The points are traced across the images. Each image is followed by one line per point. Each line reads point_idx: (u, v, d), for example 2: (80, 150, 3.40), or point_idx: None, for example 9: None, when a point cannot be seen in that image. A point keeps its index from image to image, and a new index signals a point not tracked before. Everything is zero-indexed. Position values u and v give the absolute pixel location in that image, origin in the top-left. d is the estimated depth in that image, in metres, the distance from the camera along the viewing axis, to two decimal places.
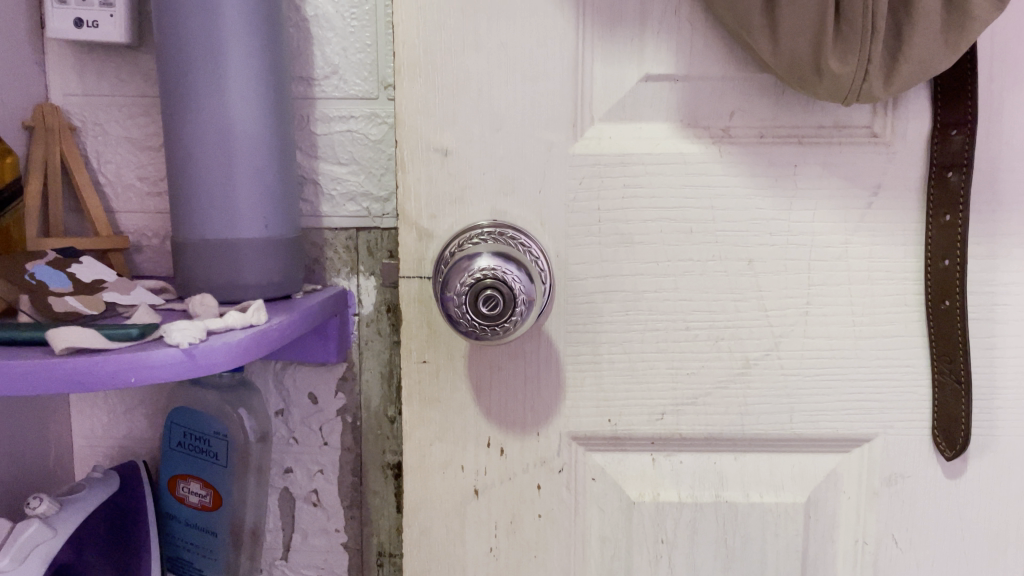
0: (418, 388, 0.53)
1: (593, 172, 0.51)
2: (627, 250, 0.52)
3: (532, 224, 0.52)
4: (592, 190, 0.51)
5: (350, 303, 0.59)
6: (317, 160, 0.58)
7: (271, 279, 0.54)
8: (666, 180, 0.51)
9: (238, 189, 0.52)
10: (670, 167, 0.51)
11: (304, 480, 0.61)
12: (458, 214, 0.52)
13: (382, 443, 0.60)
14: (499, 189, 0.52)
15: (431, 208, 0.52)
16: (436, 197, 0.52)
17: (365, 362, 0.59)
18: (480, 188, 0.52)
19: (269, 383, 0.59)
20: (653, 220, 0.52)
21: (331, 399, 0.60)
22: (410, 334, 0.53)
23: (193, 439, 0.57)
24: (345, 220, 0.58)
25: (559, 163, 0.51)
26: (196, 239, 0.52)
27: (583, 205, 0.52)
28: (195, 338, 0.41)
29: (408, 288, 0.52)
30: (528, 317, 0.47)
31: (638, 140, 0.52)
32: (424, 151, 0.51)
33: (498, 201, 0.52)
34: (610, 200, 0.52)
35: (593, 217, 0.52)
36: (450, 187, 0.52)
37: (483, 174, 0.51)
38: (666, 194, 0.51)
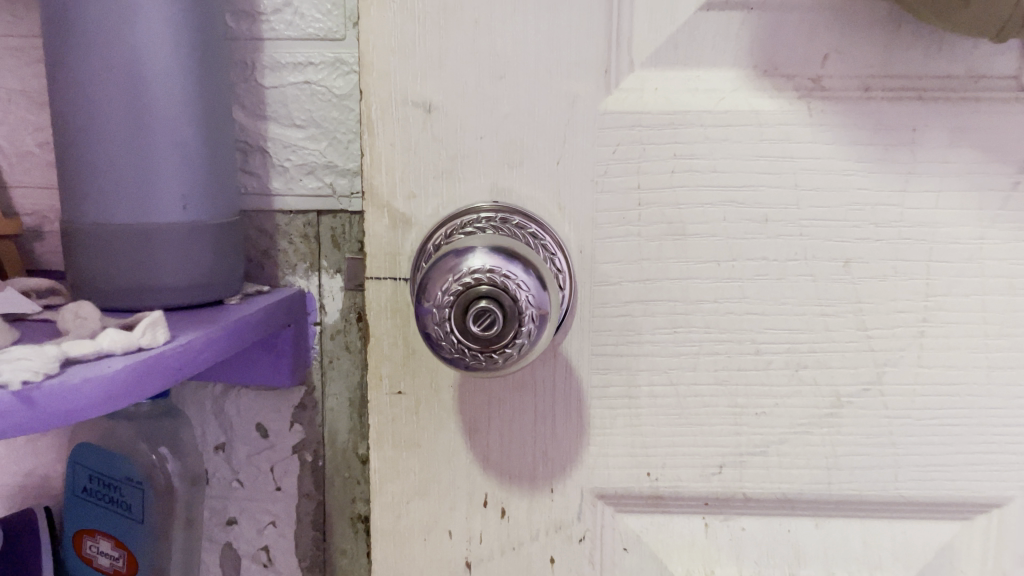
0: (390, 430, 0.40)
1: (630, 137, 0.37)
2: (676, 245, 0.38)
3: (545, 209, 0.38)
4: (629, 162, 0.37)
5: (309, 309, 0.45)
6: (265, 121, 0.44)
7: (195, 279, 0.40)
8: (733, 149, 0.37)
9: (148, 156, 0.38)
10: (740, 131, 0.37)
11: (252, 534, 0.48)
12: (445, 193, 0.38)
13: (351, 491, 0.47)
14: (501, 159, 0.37)
15: (409, 185, 0.38)
16: (417, 169, 0.38)
17: (328, 387, 0.46)
18: (478, 159, 0.38)
19: (205, 411, 0.46)
20: (714, 204, 0.37)
21: (285, 432, 0.46)
22: (378, 355, 0.39)
23: (101, 485, 0.44)
24: (303, 201, 0.45)
25: (584, 123, 0.37)
26: (91, 223, 0.39)
27: (617, 183, 0.37)
28: (36, 373, 0.27)
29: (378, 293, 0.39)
30: (538, 340, 0.34)
31: (695, 94, 0.37)
32: (399, 107, 0.37)
33: (501, 176, 0.38)
34: (655, 175, 0.37)
35: (631, 198, 0.37)
36: (435, 157, 0.38)
37: (480, 137, 0.37)
38: (732, 169, 0.37)
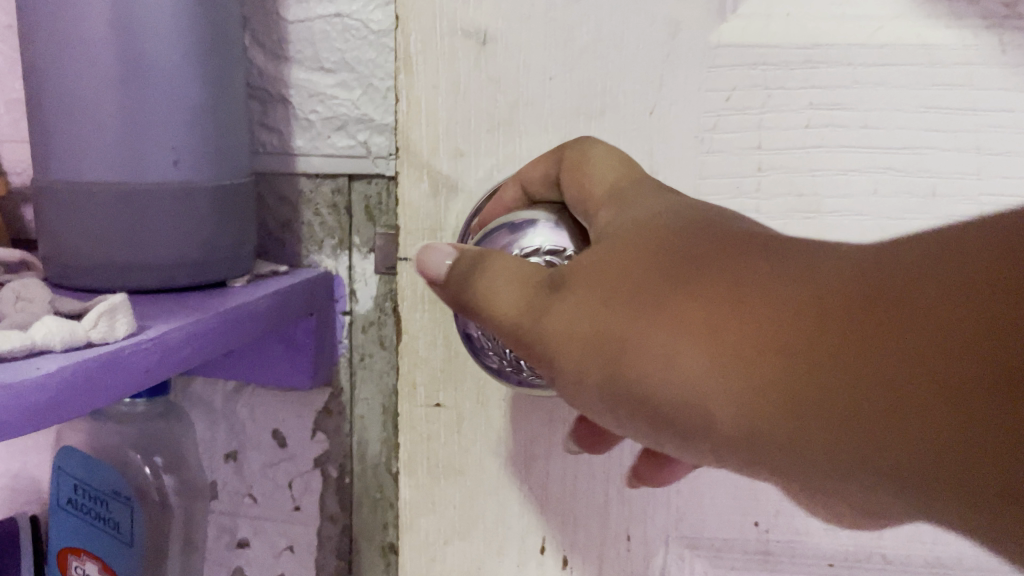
0: (423, 453, 0.32)
1: (749, 79, 0.27)
2: (807, 227, 0.28)
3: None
4: (747, 114, 0.28)
5: (335, 295, 0.37)
6: (288, 65, 0.36)
7: (190, 256, 0.32)
8: (894, 96, 0.27)
9: (128, 98, 0.30)
10: (905, 72, 0.27)
11: (266, 560, 0.40)
12: (501, 152, 0.29)
13: (382, 515, 0.39)
14: (577, 107, 0.28)
15: (455, 140, 0.29)
16: (467, 120, 0.29)
17: (358, 390, 0.38)
18: (548, 106, 0.29)
19: (215, 414, 0.39)
20: (861, 170, 0.27)
21: (306, 442, 0.39)
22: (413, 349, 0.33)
23: (86, 497, 0.36)
24: (331, 163, 0.36)
25: (691, 60, 0.28)
26: (65, 180, 0.31)
27: (730, 140, 0.28)
28: None
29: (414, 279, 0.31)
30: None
31: (842, 22, 0.27)
32: (445, 38, 0.28)
33: (574, 130, 0.29)
34: (781, 132, 0.28)
35: (747, 161, 0.28)
36: (490, 105, 0.29)
37: (549, 78, 0.28)
38: (890, 125, 0.27)
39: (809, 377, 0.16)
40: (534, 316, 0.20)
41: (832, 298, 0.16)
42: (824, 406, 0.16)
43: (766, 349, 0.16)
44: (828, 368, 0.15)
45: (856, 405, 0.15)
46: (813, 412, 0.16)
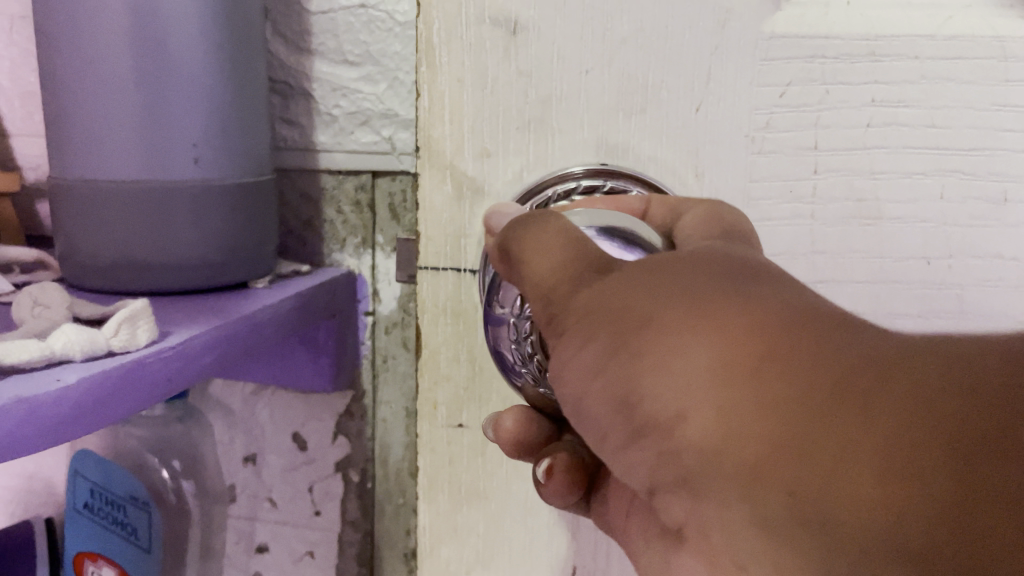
0: (447, 472, 0.31)
1: (808, 72, 0.25)
2: (868, 235, 0.26)
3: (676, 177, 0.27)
4: (804, 112, 0.26)
5: (358, 296, 0.36)
6: (310, 58, 0.35)
7: (210, 256, 0.31)
8: (964, 93, 0.25)
9: (145, 93, 0.29)
10: (965, 65, 0.25)
11: (286, 566, 0.39)
12: (531, 153, 0.28)
13: (404, 521, 0.38)
14: (615, 104, 0.27)
15: (481, 139, 0.28)
16: (494, 115, 0.28)
17: (381, 393, 0.37)
18: (583, 99, 0.27)
19: (233, 416, 0.37)
20: (928, 173, 0.26)
21: (326, 446, 0.38)
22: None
23: (103, 501, 0.36)
24: (354, 159, 0.35)
25: (740, 60, 0.26)
26: (82, 178, 0.30)
27: (784, 139, 0.26)
28: None
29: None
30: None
31: (907, 11, 0.25)
32: (473, 28, 0.27)
33: (614, 128, 0.27)
34: (842, 130, 0.26)
35: (804, 162, 0.26)
36: (520, 101, 0.27)
37: (586, 71, 0.27)
38: (959, 124, 0.25)
39: (830, 448, 0.14)
40: (556, 294, 0.18)
41: (917, 375, 0.14)
42: (834, 481, 0.14)
43: (835, 380, 0.14)
44: (906, 413, 0.13)
45: (872, 495, 0.14)
46: (821, 482, 0.14)
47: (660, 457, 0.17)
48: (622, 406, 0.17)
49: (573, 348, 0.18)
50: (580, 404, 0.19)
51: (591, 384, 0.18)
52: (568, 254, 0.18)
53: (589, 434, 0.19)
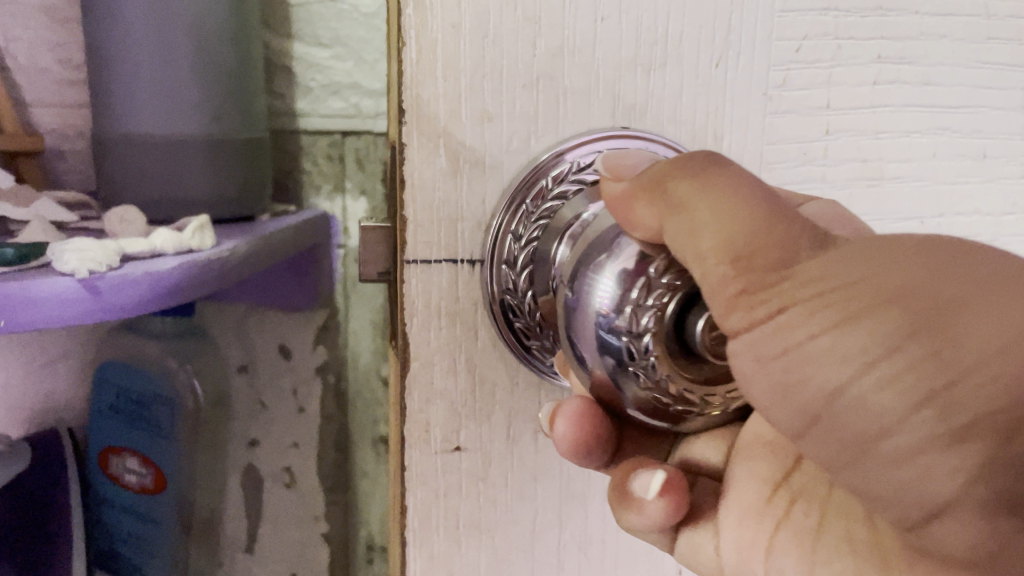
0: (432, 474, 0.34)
1: (821, 26, 0.32)
2: (869, 190, 0.34)
3: (698, 135, 0.33)
4: (816, 68, 0.32)
5: (333, 232, 0.45)
6: (290, 40, 0.43)
7: (225, 195, 0.40)
8: (949, 49, 0.34)
9: (180, 67, 0.38)
10: (955, 24, 0.33)
11: (274, 456, 0.48)
12: (540, 116, 0.31)
13: (373, 412, 0.48)
14: (635, 59, 0.31)
15: (483, 103, 0.30)
16: (500, 72, 0.30)
17: (352, 310, 0.47)
18: (597, 52, 0.31)
19: (231, 332, 0.46)
20: (908, 131, 0.34)
21: (308, 353, 0.47)
22: (423, 358, 0.32)
23: (128, 402, 0.43)
24: (328, 121, 0.44)
25: (753, 28, 0.32)
26: (122, 134, 0.38)
27: (795, 97, 0.33)
28: (102, 263, 0.28)
29: (429, 286, 0.31)
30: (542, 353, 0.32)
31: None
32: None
33: (631, 85, 0.31)
34: (851, 90, 0.33)
35: (816, 121, 0.33)
36: (527, 53, 0.30)
37: (602, 20, 0.30)
38: (941, 81, 0.34)
39: None
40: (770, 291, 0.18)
41: None
42: None
43: None
44: None
45: None
46: None
47: (970, 457, 0.17)
48: (925, 406, 0.17)
49: (812, 330, 0.18)
50: (834, 396, 0.18)
51: (865, 387, 0.17)
52: (770, 223, 0.18)
53: (848, 436, 0.19)
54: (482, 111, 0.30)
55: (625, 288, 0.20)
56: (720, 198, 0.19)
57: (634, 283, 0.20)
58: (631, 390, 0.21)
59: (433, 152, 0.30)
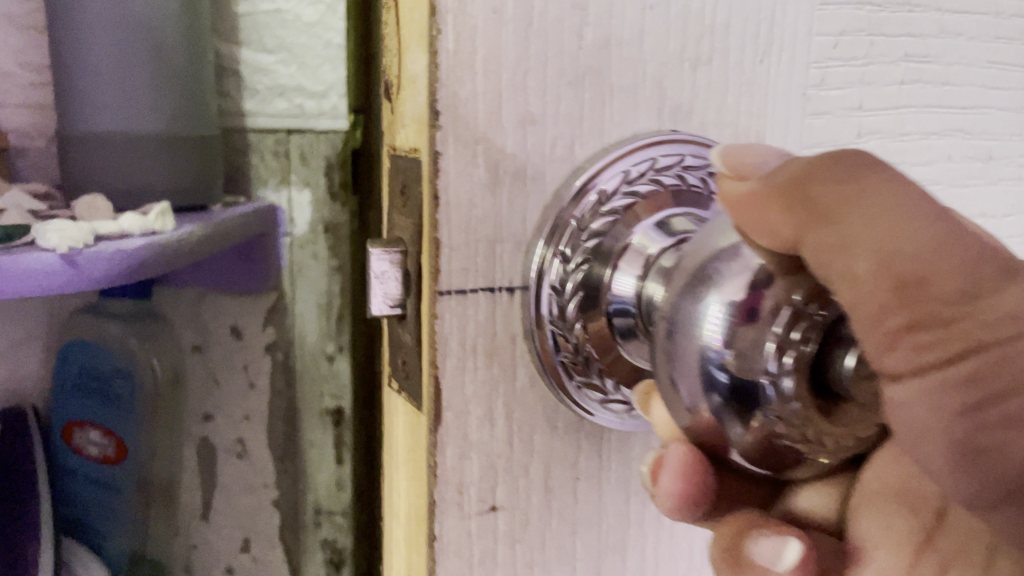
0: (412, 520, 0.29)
1: (859, 20, 0.29)
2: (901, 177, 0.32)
3: (743, 138, 0.27)
4: (852, 65, 0.30)
5: (279, 223, 0.50)
6: (237, 47, 0.48)
7: (180, 186, 0.44)
8: (967, 47, 0.32)
9: (136, 69, 0.42)
10: (970, 22, 0.32)
11: (227, 429, 0.53)
12: (584, 117, 0.24)
13: (320, 386, 0.52)
14: (680, 51, 0.25)
15: (524, 101, 0.23)
16: (539, 67, 0.23)
17: (298, 293, 0.51)
18: (644, 51, 0.25)
19: (184, 314, 0.51)
20: (932, 131, 0.32)
21: (258, 333, 0.51)
22: (456, 408, 0.24)
23: (89, 379, 0.48)
24: (273, 119, 0.49)
25: (797, 20, 0.28)
26: (83, 129, 0.42)
27: (833, 98, 0.29)
28: (79, 241, 0.32)
29: (463, 323, 0.23)
30: (585, 399, 0.25)
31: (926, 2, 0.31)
32: None
33: (673, 79, 0.25)
34: (886, 91, 0.31)
35: (850, 125, 0.30)
36: (572, 43, 0.24)
37: (649, 8, 0.24)
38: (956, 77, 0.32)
39: None
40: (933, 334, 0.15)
41: None
42: None
43: None
44: None
45: None
46: None
47: None
48: None
49: (1009, 376, 0.15)
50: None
51: None
52: (947, 245, 0.15)
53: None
54: (523, 114, 0.23)
55: (737, 325, 0.16)
56: (878, 211, 0.15)
57: (769, 328, 0.16)
58: (736, 432, 0.17)
59: (472, 157, 0.23)
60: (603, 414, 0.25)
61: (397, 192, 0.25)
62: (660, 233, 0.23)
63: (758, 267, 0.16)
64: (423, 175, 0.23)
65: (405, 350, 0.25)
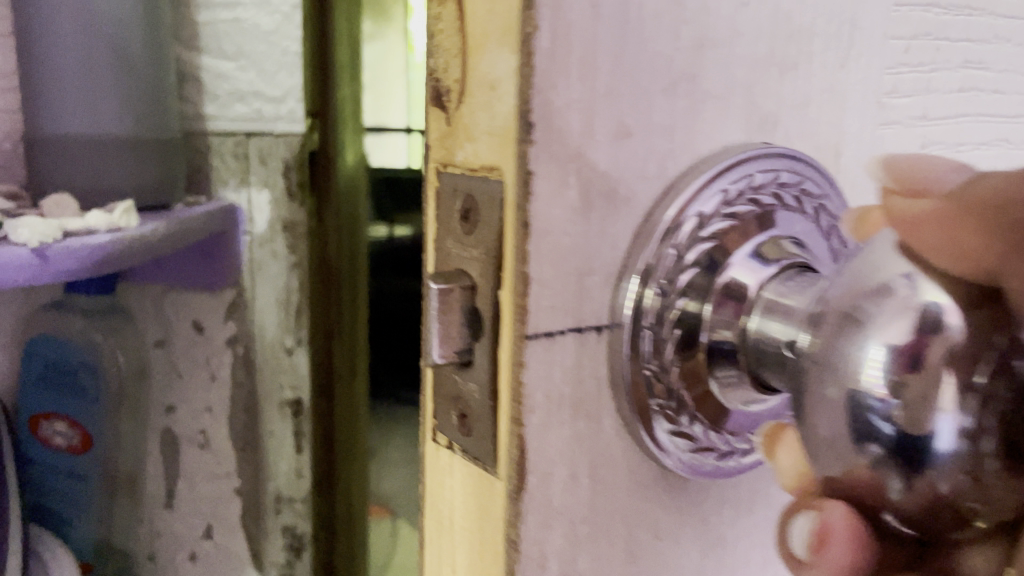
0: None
1: (925, 24, 0.29)
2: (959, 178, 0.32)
3: (823, 148, 0.27)
4: (920, 71, 0.30)
5: (239, 222, 0.52)
6: (198, 53, 0.50)
7: (144, 187, 0.47)
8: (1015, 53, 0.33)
9: (103, 76, 0.44)
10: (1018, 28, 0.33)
11: (189, 420, 0.55)
12: (678, 127, 0.22)
13: (279, 378, 0.54)
14: (776, 55, 0.24)
15: (622, 113, 0.20)
16: (637, 74, 0.20)
17: (258, 289, 0.53)
18: (735, 51, 0.23)
19: (147, 309, 0.53)
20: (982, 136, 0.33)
21: (219, 328, 0.53)
22: (542, 468, 0.20)
23: (56, 372, 0.49)
24: (233, 123, 0.51)
25: (872, 27, 0.27)
26: (49, 132, 0.44)
27: (902, 106, 0.29)
28: (49, 237, 0.35)
29: (551, 370, 0.20)
30: (663, 438, 0.22)
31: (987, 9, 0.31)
32: None
33: (773, 86, 0.24)
34: (944, 94, 0.31)
35: (915, 133, 0.30)
36: (670, 47, 0.21)
37: (744, 5, 0.23)
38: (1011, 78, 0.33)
39: None
40: None
41: None
42: None
43: None
44: None
45: None
46: None
47: None
48: None
49: None
50: None
51: None
52: None
53: None
54: (621, 123, 0.20)
55: (902, 375, 0.16)
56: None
57: (942, 376, 0.15)
58: (895, 490, 0.16)
59: (565, 180, 0.19)
60: (683, 462, 0.23)
61: (455, 215, 0.21)
62: (756, 260, 0.23)
63: (920, 306, 0.16)
64: (507, 201, 0.19)
65: (466, 404, 0.21)
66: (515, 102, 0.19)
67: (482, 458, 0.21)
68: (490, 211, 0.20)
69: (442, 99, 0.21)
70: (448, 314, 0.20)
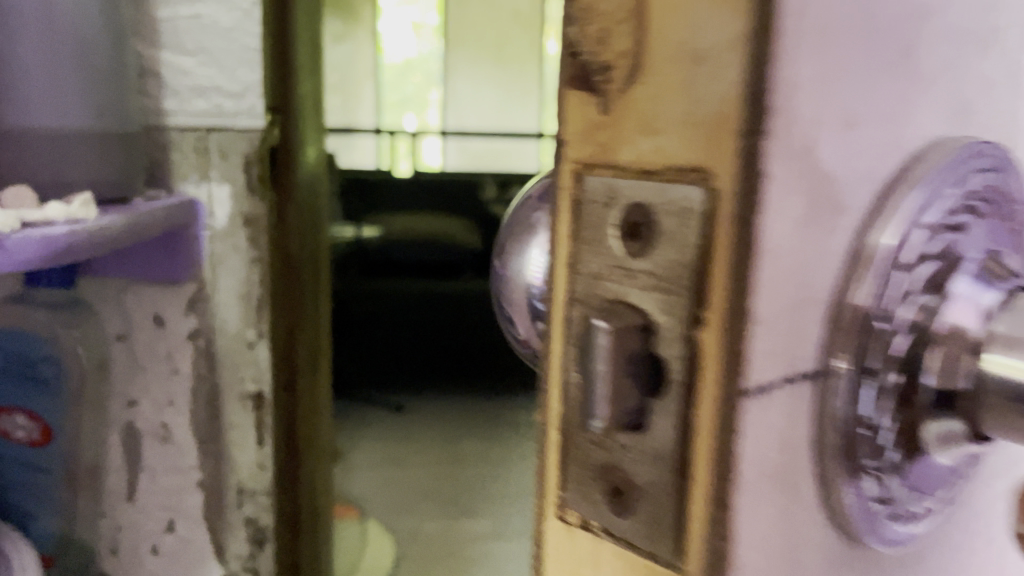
0: None
1: None
2: None
3: (1006, 130, 0.25)
4: None
5: (199, 215, 0.53)
6: (158, 49, 0.51)
7: (103, 179, 0.47)
8: None
9: (64, 71, 0.44)
10: None
11: (151, 414, 0.55)
12: (894, 114, 0.20)
13: (241, 370, 0.55)
14: (973, 33, 0.22)
15: (846, 101, 0.18)
16: (868, 55, 0.18)
17: (219, 283, 0.53)
18: (942, 30, 0.21)
19: (109, 303, 0.53)
20: None
21: (181, 321, 0.54)
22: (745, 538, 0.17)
23: (18, 365, 0.49)
24: (193, 118, 0.51)
25: None
26: (12, 126, 0.43)
27: None
28: (7, 227, 0.35)
29: (759, 435, 0.17)
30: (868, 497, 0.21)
31: None
32: None
33: (971, 65, 0.23)
34: None
35: None
36: (897, 26, 0.19)
37: None
38: None
39: None
40: None
41: None
42: None
43: None
44: None
45: None
46: None
47: None
48: None
49: None
50: None
51: None
52: None
53: None
54: (846, 116, 0.18)
55: None
56: None
57: None
58: None
59: (786, 184, 0.17)
60: (889, 530, 0.22)
61: (609, 228, 0.19)
62: (980, 283, 0.23)
63: None
64: (713, 218, 0.17)
65: (625, 473, 0.19)
66: (742, 81, 0.16)
67: (646, 539, 0.19)
68: (668, 228, 0.17)
69: (591, 83, 0.19)
70: (616, 361, 0.18)
